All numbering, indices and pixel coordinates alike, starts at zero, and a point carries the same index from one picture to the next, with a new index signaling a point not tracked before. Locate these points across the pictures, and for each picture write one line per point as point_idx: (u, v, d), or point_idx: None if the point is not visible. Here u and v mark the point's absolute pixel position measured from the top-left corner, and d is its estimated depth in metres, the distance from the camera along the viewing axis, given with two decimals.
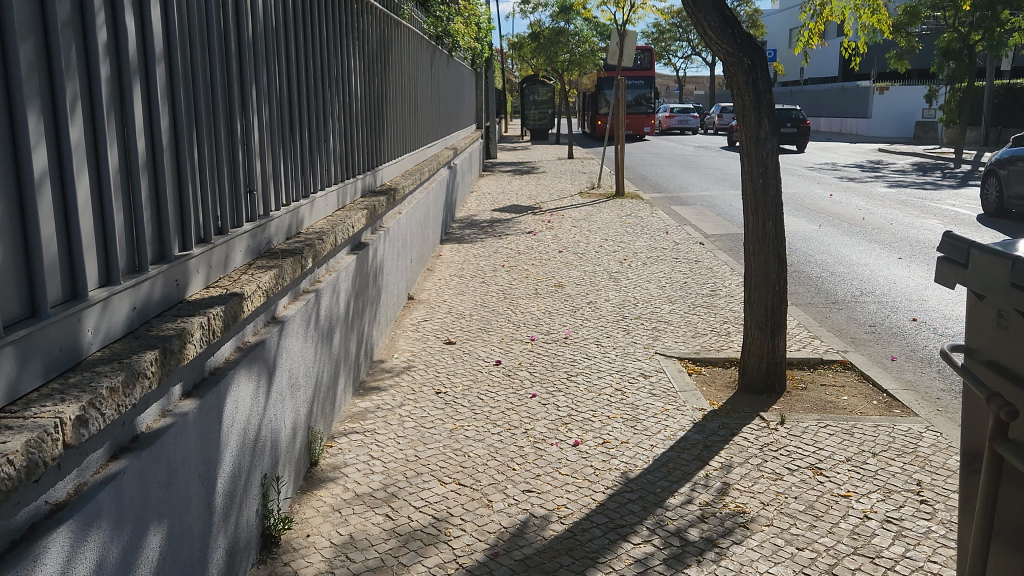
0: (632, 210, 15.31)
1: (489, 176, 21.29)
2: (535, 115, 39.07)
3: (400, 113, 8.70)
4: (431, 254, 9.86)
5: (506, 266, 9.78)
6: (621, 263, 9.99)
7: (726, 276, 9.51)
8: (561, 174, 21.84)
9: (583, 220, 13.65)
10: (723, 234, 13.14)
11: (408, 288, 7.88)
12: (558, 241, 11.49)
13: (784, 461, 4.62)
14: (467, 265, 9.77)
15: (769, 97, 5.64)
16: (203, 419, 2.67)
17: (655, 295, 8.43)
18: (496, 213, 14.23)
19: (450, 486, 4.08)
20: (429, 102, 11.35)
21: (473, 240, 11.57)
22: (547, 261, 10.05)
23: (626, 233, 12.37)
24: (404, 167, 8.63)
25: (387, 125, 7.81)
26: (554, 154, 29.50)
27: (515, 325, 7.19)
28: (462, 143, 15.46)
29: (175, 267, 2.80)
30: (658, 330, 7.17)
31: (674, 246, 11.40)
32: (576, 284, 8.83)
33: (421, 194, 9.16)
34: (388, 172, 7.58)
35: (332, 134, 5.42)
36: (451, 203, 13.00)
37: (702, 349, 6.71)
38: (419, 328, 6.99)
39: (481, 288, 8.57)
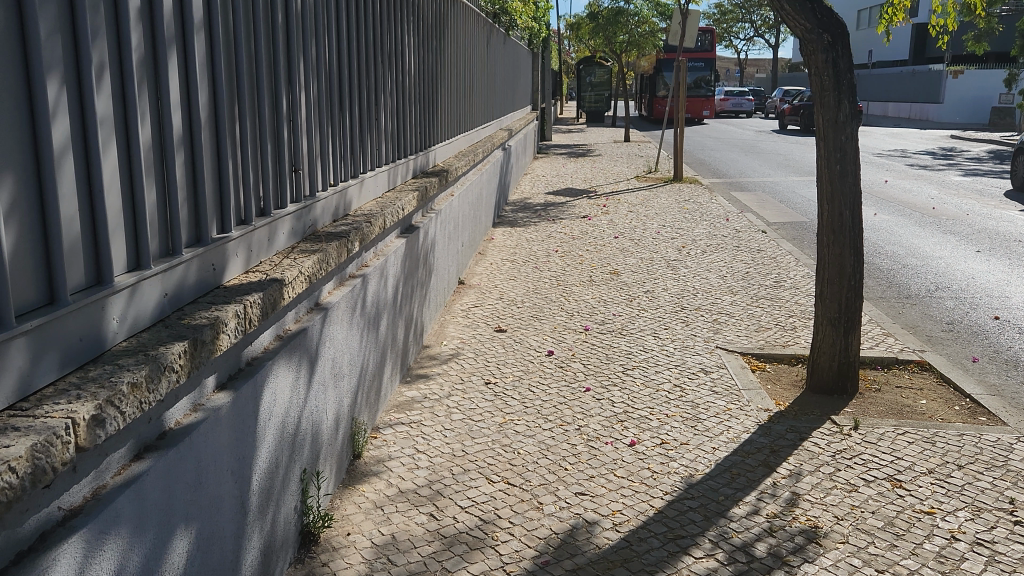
0: (690, 195, 14.77)
1: (543, 158, 20.95)
2: (591, 97, 38.38)
3: (455, 92, 8.45)
4: (483, 237, 9.64)
5: (560, 251, 9.50)
6: (679, 251, 9.58)
7: (792, 267, 9.01)
8: (617, 158, 21.33)
9: (639, 205, 13.24)
10: (786, 222, 12.53)
11: (459, 272, 7.68)
12: (614, 227, 11.12)
13: (859, 470, 4.22)
14: (519, 250, 9.52)
15: (850, 77, 5.16)
16: (236, 414, 2.50)
17: (716, 285, 8.02)
18: (550, 196, 13.92)
19: (498, 485, 3.87)
20: (484, 82, 11.06)
21: (526, 224, 11.30)
22: (601, 247, 9.71)
23: (684, 219, 11.90)
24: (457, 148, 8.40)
25: (441, 104, 7.58)
26: (610, 137, 28.90)
27: (568, 313, 6.91)
28: (517, 124, 15.14)
29: (211, 250, 2.63)
30: (720, 322, 6.80)
31: (735, 234, 10.91)
32: (632, 272, 8.48)
33: (474, 176, 8.92)
34: (441, 153, 7.37)
35: (383, 112, 5.21)
36: (505, 185, 12.74)
37: (767, 344, 6.29)
38: (470, 315, 6.79)
39: (533, 274, 8.31)
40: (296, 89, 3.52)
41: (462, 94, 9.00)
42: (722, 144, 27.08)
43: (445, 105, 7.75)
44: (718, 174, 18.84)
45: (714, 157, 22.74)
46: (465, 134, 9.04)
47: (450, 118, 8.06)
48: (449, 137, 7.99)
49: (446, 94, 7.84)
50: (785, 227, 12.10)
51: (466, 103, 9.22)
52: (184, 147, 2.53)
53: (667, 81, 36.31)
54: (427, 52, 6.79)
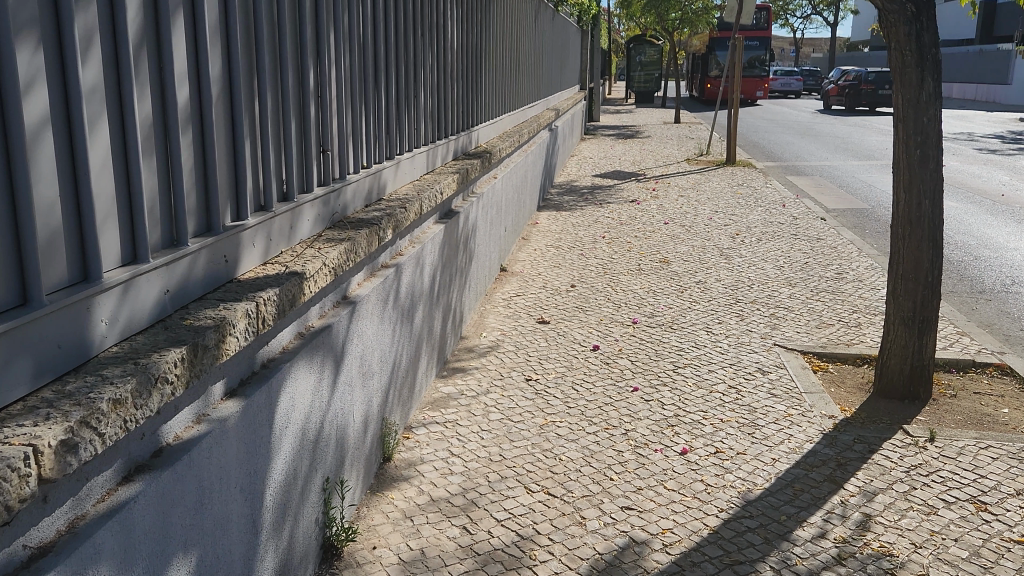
0: (744, 180, 14.15)
1: (591, 140, 20.48)
2: (641, 77, 37.47)
3: (501, 70, 8.08)
4: (527, 221, 9.31)
5: (607, 237, 9.11)
6: (732, 239, 9.08)
7: (855, 258, 8.45)
8: (668, 139, 20.69)
9: (690, 189, 12.71)
10: (846, 209, 11.85)
11: (501, 259, 7.39)
12: (663, 212, 10.66)
13: (936, 489, 3.65)
14: (565, 235, 9.17)
15: (936, 52, 4.58)
16: (248, 424, 2.26)
17: (774, 276, 7.54)
18: (597, 179, 13.50)
19: (537, 496, 3.58)
20: (531, 60, 10.66)
21: (572, 208, 10.93)
22: (650, 234, 9.28)
23: (738, 205, 11.36)
24: (502, 129, 8.05)
25: (486, 82, 7.23)
26: (659, 118, 28.15)
27: (615, 305, 6.55)
28: (564, 104, 14.71)
29: (223, 241, 2.38)
30: (778, 317, 6.36)
31: (792, 221, 10.33)
32: (682, 261, 8.05)
33: (518, 158, 8.58)
34: (485, 134, 7.04)
35: (422, 89, 4.90)
36: (551, 167, 12.38)
37: (830, 341, 5.83)
38: (511, 304, 6.49)
39: (579, 261, 7.96)
40: (324, 62, 3.23)
41: (508, 72, 8.62)
42: (778, 126, 26.09)
43: (489, 84, 7.39)
44: (773, 157, 18.07)
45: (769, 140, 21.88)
46: (511, 114, 8.69)
47: (495, 97, 7.71)
48: (494, 116, 7.65)
49: (491, 71, 7.49)
50: (845, 214, 11.44)
51: (512, 82, 8.85)
52: (191, 125, 2.26)
53: (721, 60, 35.22)
54: (471, 26, 6.43)
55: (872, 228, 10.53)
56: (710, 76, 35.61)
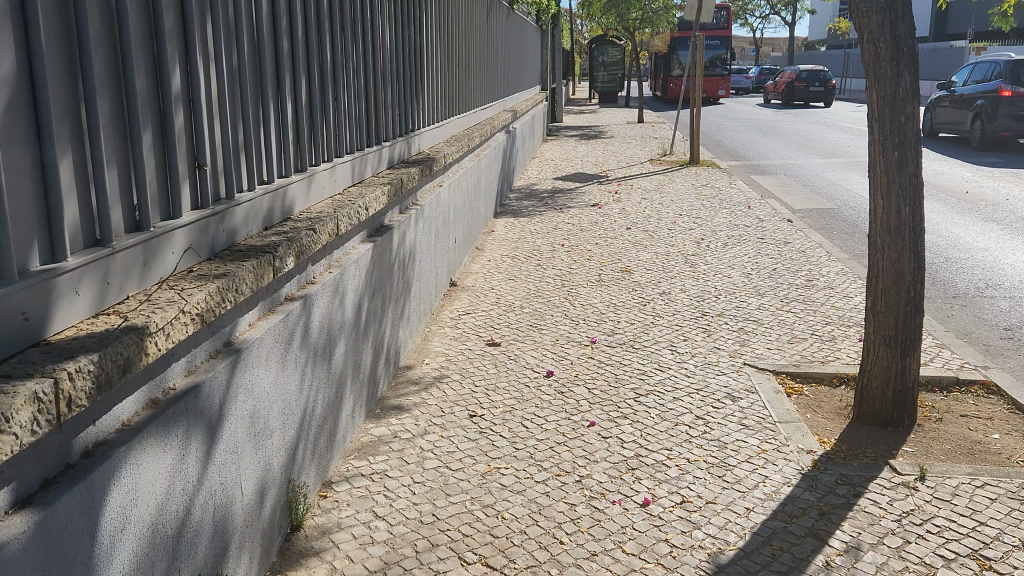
0: (708, 180, 13.75)
1: (553, 141, 19.96)
2: (603, 76, 37.09)
3: (447, 70, 7.54)
4: (481, 230, 8.75)
5: (565, 245, 8.58)
6: (697, 244, 8.61)
7: (825, 262, 8.04)
8: (631, 139, 20.28)
9: (654, 191, 12.27)
10: (812, 209, 11.50)
11: (449, 273, 6.81)
12: (625, 216, 10.18)
13: (933, 543, 3.18)
14: (522, 244, 8.62)
15: (914, 43, 4.12)
16: (45, 545, 1.73)
17: (740, 284, 7.08)
18: (558, 182, 12.98)
19: (474, 569, 3.02)
20: (483, 59, 10.13)
21: (531, 213, 10.39)
22: (612, 240, 8.78)
23: (702, 207, 10.92)
24: (449, 133, 7.50)
25: (428, 83, 6.67)
26: (622, 118, 27.80)
27: (572, 322, 6.02)
28: (522, 105, 14.18)
29: (16, 295, 1.85)
30: (748, 331, 5.87)
31: (758, 223, 9.93)
32: (644, 270, 7.55)
33: (469, 163, 8.02)
34: (428, 139, 6.48)
35: (343, 92, 4.34)
36: (509, 170, 11.81)
37: (804, 359, 5.34)
38: (459, 324, 5.91)
39: (535, 273, 7.42)
40: (193, 58, 2.69)
41: (456, 72, 8.06)
42: (741, 125, 25.91)
43: (432, 84, 6.82)
44: (737, 156, 17.76)
45: (733, 138, 21.61)
46: (460, 117, 8.13)
47: (440, 99, 7.16)
48: (439, 120, 7.09)
49: (434, 70, 6.90)
50: (811, 214, 11.09)
51: (460, 82, 8.31)
52: None
53: (682, 59, 35.06)
54: (407, 20, 5.87)
55: (839, 228, 10.18)
56: (673, 75, 35.44)
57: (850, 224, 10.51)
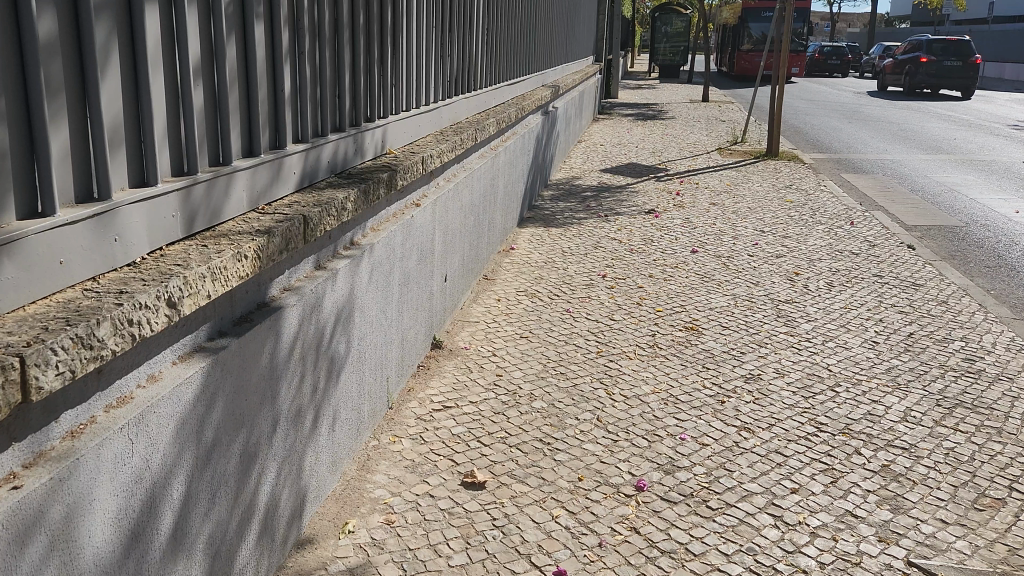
0: (791, 180, 11.20)
1: (605, 121, 17.50)
2: (665, 48, 34.14)
3: (445, 31, 5.32)
4: (494, 249, 6.55)
5: (608, 276, 6.33)
6: (789, 286, 6.24)
7: (980, 323, 5.58)
8: (695, 122, 17.68)
9: (725, 193, 9.85)
10: (931, 226, 8.94)
11: (429, 332, 4.66)
12: (689, 232, 7.81)
13: None
14: (548, 272, 6.39)
15: None
16: None
17: (865, 367, 4.71)
18: (606, 176, 10.64)
19: None
20: (511, 19, 7.83)
21: (567, 221, 8.13)
22: (670, 273, 6.46)
23: (788, 221, 8.46)
24: (447, 122, 5.29)
25: (408, 50, 4.48)
26: (684, 95, 25.03)
27: (608, 437, 3.80)
28: (568, 80, 11.80)
29: None
30: (896, 477, 3.55)
31: (867, 250, 7.44)
32: (718, 330, 5.26)
33: (477, 162, 5.80)
34: (401, 135, 4.28)
35: (153, 60, 2.20)
36: (545, 162, 9.54)
37: (1014, 560, 3.00)
38: (426, 435, 3.75)
39: (560, 328, 5.20)
40: None
41: (462, 35, 5.84)
42: (820, 108, 22.86)
43: (414, 48, 4.59)
44: (821, 147, 15.02)
45: (814, 124, 18.76)
46: (469, 98, 5.91)
47: (429, 72, 4.93)
48: (428, 103, 4.90)
49: (418, 26, 4.66)
50: (933, 236, 8.50)
51: (470, 50, 6.08)
52: None
53: (753, 32, 31.87)
54: None
55: (976, 260, 7.63)
56: (742, 49, 32.22)
57: (990, 254, 7.92)
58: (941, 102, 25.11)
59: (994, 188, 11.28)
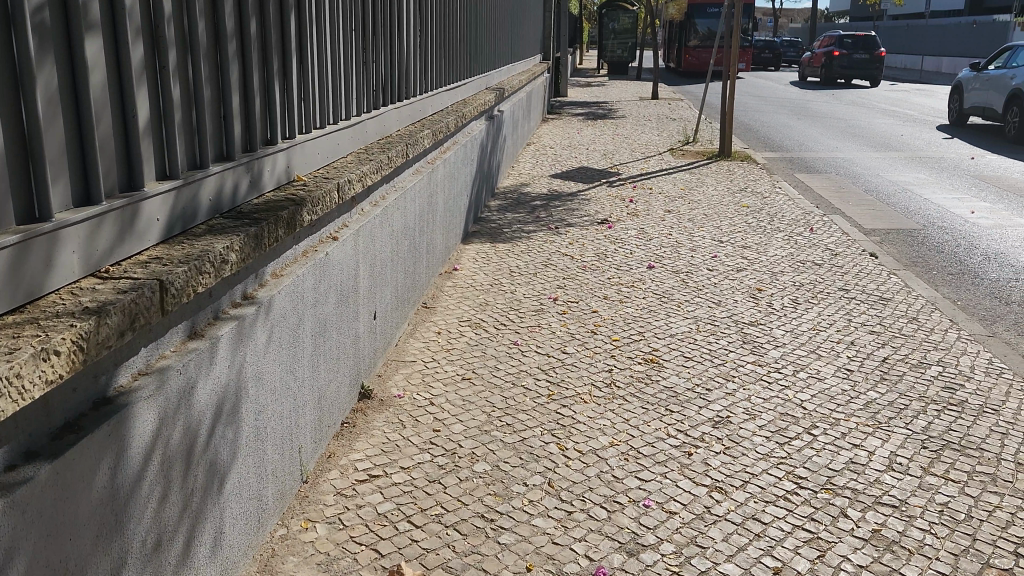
0: (746, 182, 10.87)
1: (555, 121, 17.03)
2: (613, 45, 33.92)
3: (368, 34, 4.71)
4: (435, 273, 5.96)
5: (559, 300, 5.80)
6: (753, 306, 5.80)
7: (955, 342, 5.22)
8: (646, 120, 17.35)
9: (680, 198, 9.44)
10: (890, 230, 8.67)
11: (355, 381, 4.06)
12: (644, 244, 7.34)
13: None
14: (494, 297, 5.83)
15: None
16: None
17: (841, 402, 4.26)
18: (557, 182, 10.14)
19: None
20: (448, 18, 7.24)
21: (515, 235, 7.59)
22: (626, 294, 5.97)
23: (746, 229, 8.07)
24: (373, 137, 4.69)
25: (317, 58, 3.87)
26: (634, 93, 24.78)
27: (560, 509, 3.27)
28: (515, 82, 11.26)
29: None
30: (890, 546, 3.09)
31: (830, 260, 7.07)
32: (681, 362, 4.77)
33: (410, 179, 5.20)
34: (311, 158, 3.68)
35: None
36: (491, 170, 8.98)
37: None
38: (347, 516, 3.16)
39: (507, 366, 4.65)
40: None
41: (390, 38, 5.24)
42: (769, 104, 22.82)
43: (326, 56, 3.99)
44: (772, 146, 14.79)
45: (764, 122, 18.61)
46: (399, 108, 5.31)
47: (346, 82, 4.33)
48: (348, 117, 4.29)
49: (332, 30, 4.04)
50: (893, 241, 8.19)
51: (400, 54, 5.48)
52: None
53: (700, 28, 31.85)
54: None
55: (939, 267, 7.35)
56: (690, 45, 32.19)
57: (952, 260, 7.63)
58: (885, 97, 25.36)
59: (947, 186, 11.11)
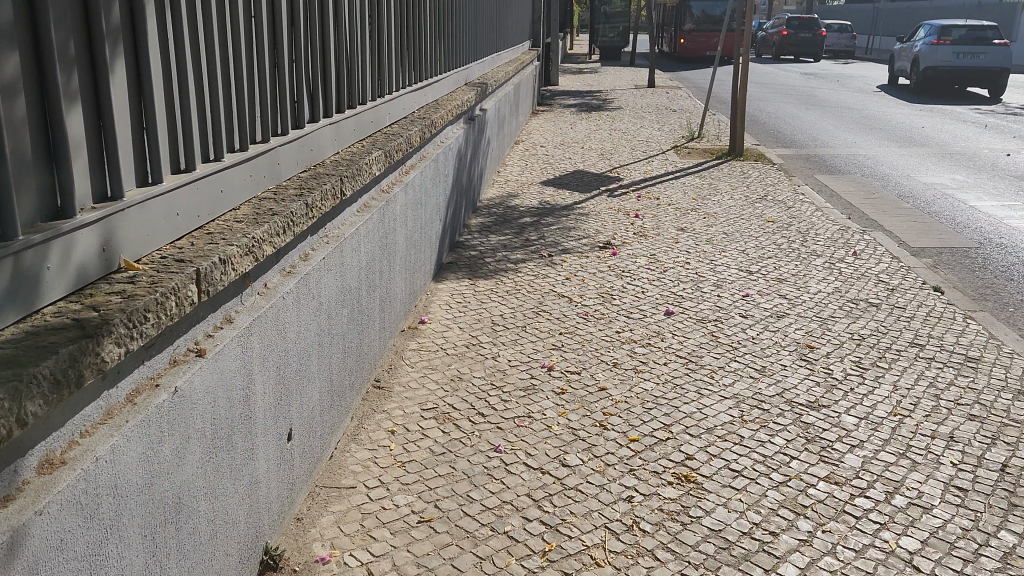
0: (765, 188, 9.51)
1: (547, 115, 15.65)
2: (604, 30, 32.45)
3: (278, 21, 3.28)
4: (392, 335, 4.60)
5: (556, 372, 4.45)
6: (807, 375, 4.46)
7: None
8: (645, 113, 15.96)
9: (694, 212, 8.07)
10: (942, 249, 7.33)
11: (252, 551, 2.70)
12: (658, 278, 5.99)
13: None
14: (471, 368, 4.48)
15: None
16: None
17: (968, 558, 2.97)
18: (549, 192, 8.76)
19: None
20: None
21: (499, 268, 6.22)
22: (642, 359, 4.62)
23: (778, 254, 6.71)
24: (289, 170, 3.29)
25: (173, 64, 2.46)
26: (630, 81, 23.42)
27: None
28: (500, 75, 9.83)
29: None
30: None
31: (888, 297, 5.72)
32: (726, 480, 3.43)
33: (352, 222, 3.80)
34: (157, 226, 2.28)
35: None
36: (472, 183, 7.60)
37: None
38: None
39: (484, 495, 3.29)
40: None
41: (321, 25, 3.81)
42: (772, 93, 21.42)
43: (189, 57, 2.56)
44: (786, 141, 13.41)
45: (771, 113, 17.22)
46: (338, 124, 3.90)
47: (234, 96, 2.91)
48: (239, 149, 2.89)
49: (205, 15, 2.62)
50: (952, 265, 6.83)
51: (337, 48, 4.05)
52: None
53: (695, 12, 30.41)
54: None
55: (1018, 300, 6.00)
56: (685, 29, 30.72)
57: None
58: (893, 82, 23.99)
59: (993, 191, 9.72)
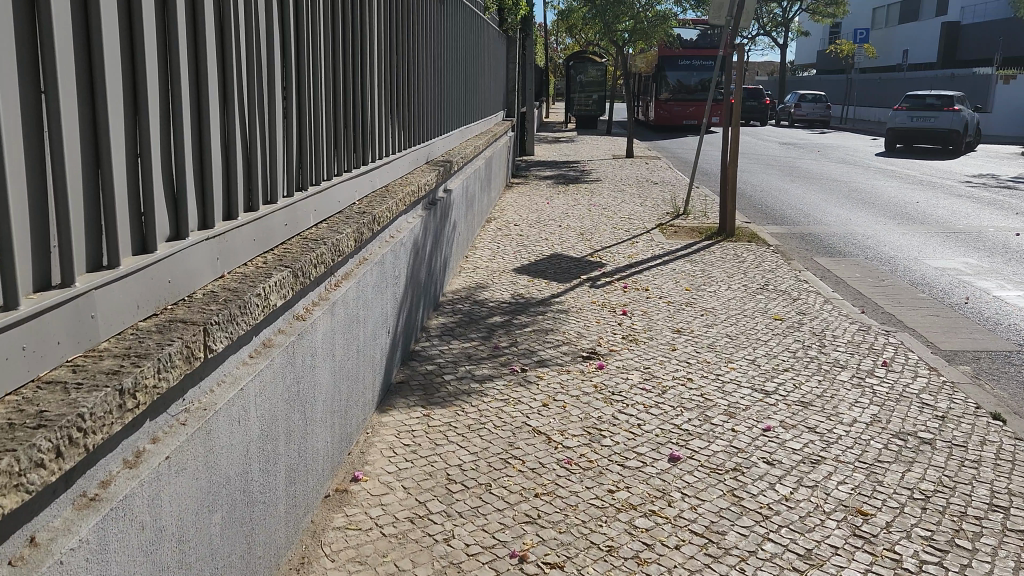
0: (764, 274, 8.53)
1: (522, 188, 14.79)
2: (581, 99, 32.30)
3: (111, 99, 2.20)
4: (306, 512, 3.39)
5: (530, 565, 3.24)
6: (869, 566, 3.29)
7: None
8: (625, 185, 15.17)
9: (689, 307, 7.01)
10: (980, 354, 6.31)
11: None
12: (657, 405, 4.85)
13: None
14: (413, 560, 3.25)
15: None
16: None
17: None
18: (524, 283, 7.69)
19: None
20: (356, 69, 4.81)
21: (462, 389, 5.05)
22: (645, 541, 3.44)
23: (796, 366, 5.63)
24: (115, 325, 2.14)
25: None
26: (607, 150, 22.86)
27: None
28: (469, 150, 8.85)
29: None
30: None
31: (941, 430, 4.62)
32: None
33: (232, 382, 2.63)
34: None
35: None
36: (432, 276, 6.49)
37: None
38: None
39: None
40: None
41: (196, 104, 2.72)
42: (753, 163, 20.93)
43: None
44: (776, 218, 12.60)
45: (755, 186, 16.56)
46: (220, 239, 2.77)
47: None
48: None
49: None
50: (997, 376, 5.78)
51: (226, 133, 2.97)
52: None
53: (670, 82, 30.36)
54: None
55: None
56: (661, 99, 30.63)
57: None
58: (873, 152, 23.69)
59: (1013, 279, 8.81)
